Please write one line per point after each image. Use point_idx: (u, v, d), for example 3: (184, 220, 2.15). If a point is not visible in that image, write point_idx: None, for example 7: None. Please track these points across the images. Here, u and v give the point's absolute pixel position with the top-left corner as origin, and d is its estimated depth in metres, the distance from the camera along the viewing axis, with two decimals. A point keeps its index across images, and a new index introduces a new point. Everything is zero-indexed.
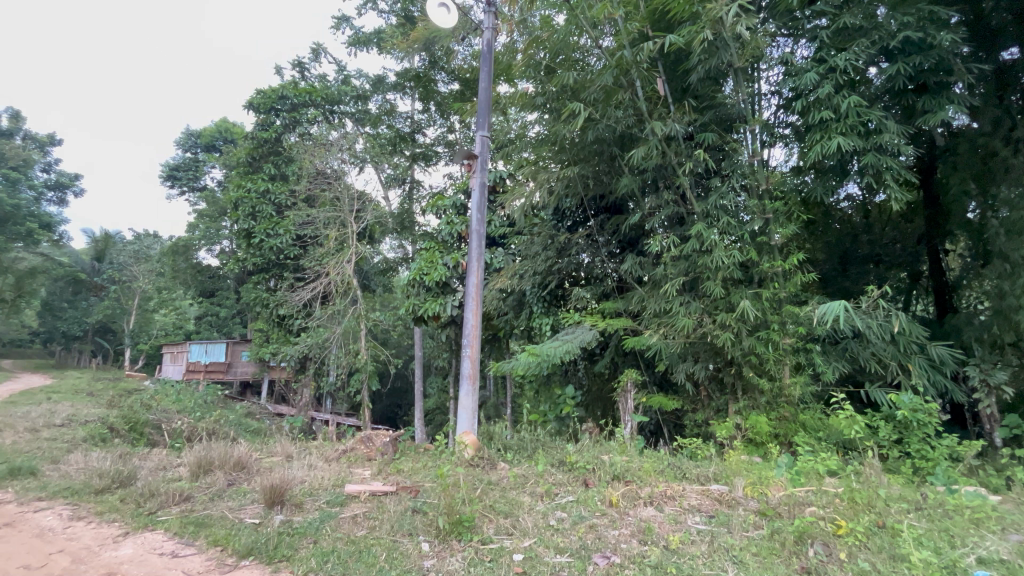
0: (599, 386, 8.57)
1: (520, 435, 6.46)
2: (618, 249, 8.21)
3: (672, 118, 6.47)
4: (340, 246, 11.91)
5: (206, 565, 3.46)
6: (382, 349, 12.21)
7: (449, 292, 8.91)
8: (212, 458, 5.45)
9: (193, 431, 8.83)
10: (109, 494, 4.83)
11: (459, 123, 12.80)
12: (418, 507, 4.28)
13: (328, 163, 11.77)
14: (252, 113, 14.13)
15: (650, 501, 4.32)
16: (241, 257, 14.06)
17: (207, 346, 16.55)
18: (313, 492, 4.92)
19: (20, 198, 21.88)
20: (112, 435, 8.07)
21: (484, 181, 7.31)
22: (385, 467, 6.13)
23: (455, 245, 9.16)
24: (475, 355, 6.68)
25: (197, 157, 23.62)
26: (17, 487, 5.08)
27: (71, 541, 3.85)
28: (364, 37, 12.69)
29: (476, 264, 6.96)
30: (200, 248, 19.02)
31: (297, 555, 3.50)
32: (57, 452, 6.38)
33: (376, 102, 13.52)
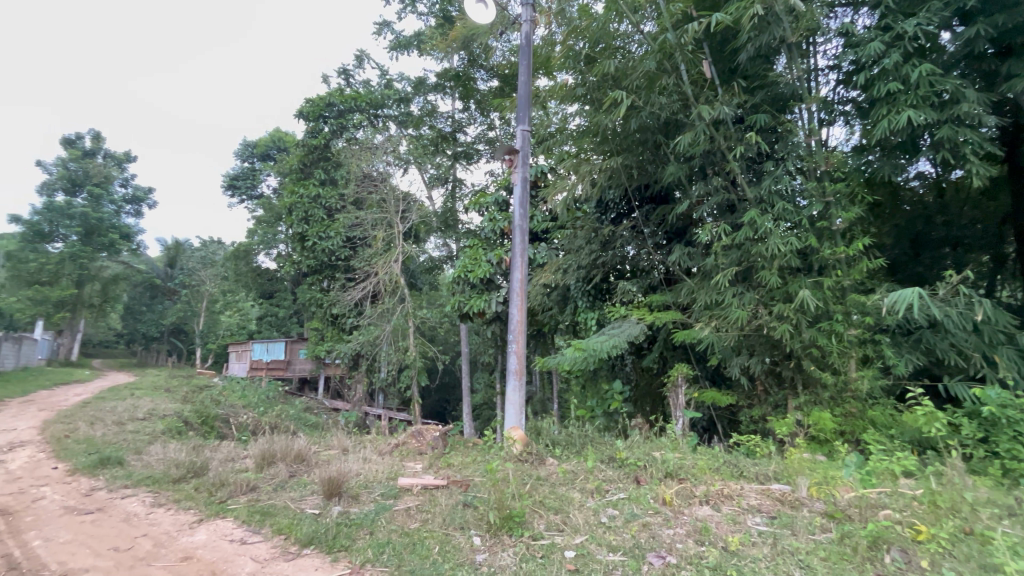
0: (648, 381, 8.35)
1: (567, 431, 6.42)
2: (665, 240, 7.94)
3: (719, 101, 6.18)
4: (387, 246, 12.28)
5: (272, 552, 3.65)
6: (429, 346, 12.48)
7: (493, 288, 8.95)
8: (274, 450, 5.75)
9: (257, 425, 9.41)
10: (185, 482, 5.21)
11: (499, 120, 12.77)
12: (468, 501, 4.34)
13: (374, 166, 12.15)
14: (303, 122, 14.76)
15: (706, 500, 4.16)
16: (297, 260, 14.75)
17: (268, 345, 17.53)
18: (368, 484, 5.09)
19: (103, 212, 23.96)
20: (187, 428, 8.72)
21: (526, 175, 7.28)
22: (435, 461, 6.28)
23: (498, 241, 9.18)
24: (521, 350, 6.68)
25: (254, 166, 24.95)
26: (109, 475, 5.58)
27: (153, 525, 4.18)
28: (405, 40, 12.91)
29: (520, 259, 6.95)
30: (259, 252, 20.13)
31: (354, 547, 3.62)
32: (141, 444, 6.96)
33: (417, 103, 13.63)
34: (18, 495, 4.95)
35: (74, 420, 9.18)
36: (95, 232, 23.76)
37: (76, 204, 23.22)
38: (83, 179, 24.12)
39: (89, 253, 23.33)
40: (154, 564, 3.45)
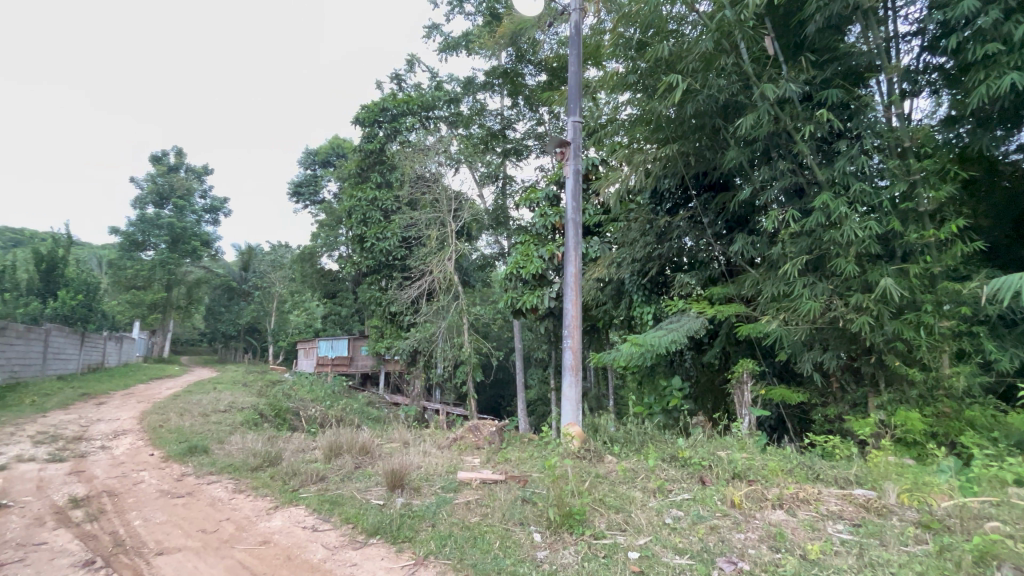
0: (709, 377, 7.99)
1: (626, 427, 6.26)
2: (725, 230, 7.55)
3: (785, 79, 5.77)
4: (441, 245, 12.55)
5: (341, 540, 3.81)
6: (484, 342, 12.66)
7: (546, 284, 8.89)
8: (341, 442, 6.04)
9: (324, 418, 9.94)
10: (262, 471, 5.59)
11: (549, 114, 12.44)
12: (527, 497, 4.35)
13: (427, 167, 12.49)
14: (359, 127, 15.33)
15: (779, 504, 3.92)
16: (356, 261, 15.37)
17: (333, 341, 18.49)
18: (429, 477, 5.22)
19: (186, 222, 26.13)
20: (263, 420, 9.34)
21: (578, 167, 7.15)
22: (493, 456, 6.35)
23: (550, 236, 9.08)
24: (576, 346, 6.59)
25: (316, 172, 26.27)
26: (196, 462, 6.08)
27: (235, 510, 4.49)
28: (453, 41, 13.06)
29: (574, 253, 6.85)
30: (322, 255, 21.14)
31: (417, 538, 3.71)
32: (222, 434, 7.54)
33: (467, 103, 13.55)
34: (121, 477, 5.49)
35: (167, 411, 10.09)
36: (180, 240, 25.94)
37: (164, 215, 25.49)
38: (169, 192, 26.34)
39: (176, 259, 25.60)
40: (237, 547, 3.71)
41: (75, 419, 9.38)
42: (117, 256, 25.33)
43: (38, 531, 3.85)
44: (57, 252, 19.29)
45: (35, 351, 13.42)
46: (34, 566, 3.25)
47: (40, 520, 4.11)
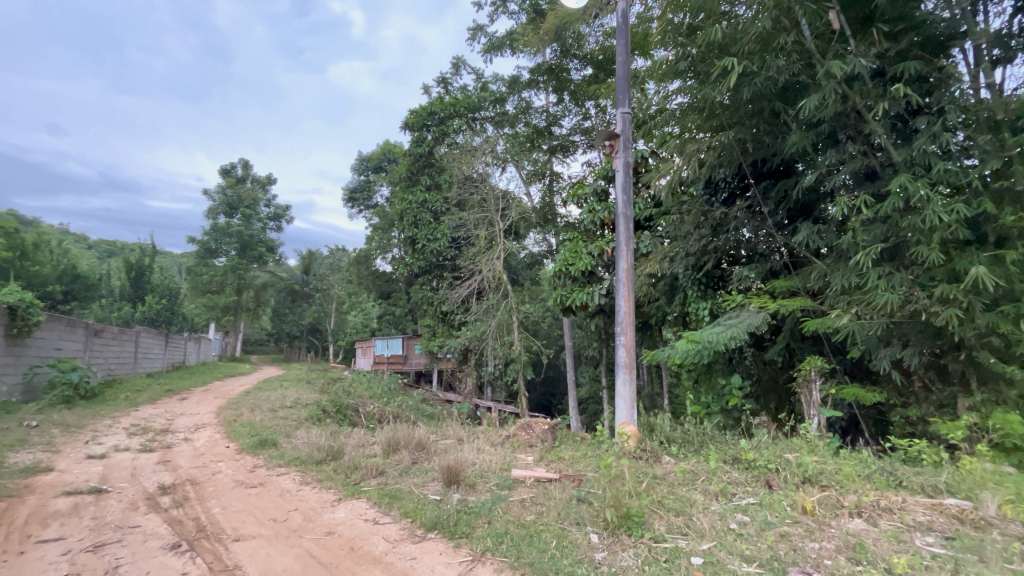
0: (772, 376, 7.56)
1: (684, 427, 6.04)
2: (787, 220, 7.10)
3: (853, 54, 5.34)
4: (489, 245, 12.69)
5: (401, 534, 3.92)
6: (534, 340, 12.65)
7: (596, 280, 8.72)
8: (398, 438, 6.24)
9: (382, 414, 10.32)
10: (326, 464, 5.88)
11: (596, 107, 12.05)
12: (582, 496, 4.30)
13: (474, 168, 12.69)
14: (409, 132, 15.75)
15: (857, 512, 3.64)
16: (408, 262, 15.79)
17: (388, 341, 19.18)
18: (484, 474, 5.28)
19: (253, 229, 27.93)
20: (325, 416, 9.82)
21: (628, 160, 6.97)
22: (546, 454, 6.33)
23: (599, 232, 8.90)
24: (630, 343, 6.44)
25: (369, 178, 27.24)
26: (266, 455, 6.46)
27: (303, 501, 4.73)
28: (498, 41, 13.09)
29: (625, 248, 6.70)
30: (377, 257, 21.90)
31: (475, 535, 3.76)
32: (289, 428, 7.98)
33: (511, 103, 13.23)
34: (202, 468, 5.94)
35: (239, 406, 10.83)
36: (248, 247, 27.76)
37: (234, 223, 27.36)
38: (236, 202, 28.10)
39: (245, 265, 27.44)
40: (305, 536, 3.90)
41: (162, 413, 10.27)
42: (194, 263, 27.52)
43: (133, 515, 4.23)
44: (144, 260, 21.25)
45: (128, 350, 14.84)
46: (131, 547, 3.58)
47: (134, 504, 4.52)
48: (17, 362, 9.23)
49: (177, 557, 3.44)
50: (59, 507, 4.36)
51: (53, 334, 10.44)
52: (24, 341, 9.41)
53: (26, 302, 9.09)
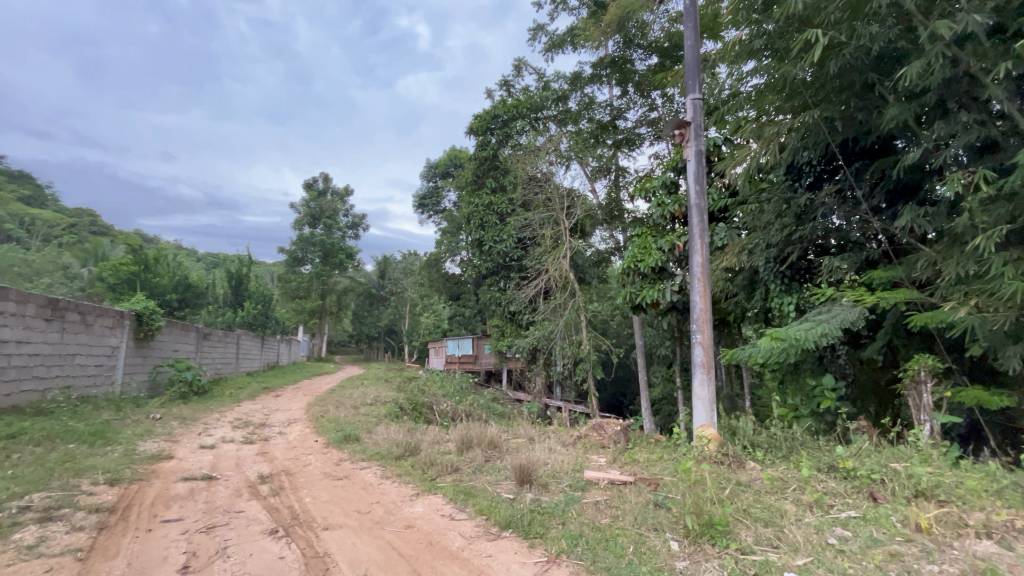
0: (872, 376, 6.85)
1: (769, 431, 5.63)
2: (885, 203, 6.39)
3: (964, 11, 4.70)
4: (555, 244, 12.65)
5: (476, 530, 3.99)
6: (603, 339, 12.41)
7: (667, 277, 8.37)
8: (471, 436, 6.39)
9: (455, 412, 10.62)
10: (404, 459, 6.15)
11: (663, 97, 11.59)
12: (659, 501, 4.14)
13: (538, 168, 12.70)
14: (473, 137, 16.07)
15: (985, 533, 3.19)
16: (476, 264, 16.10)
17: (459, 341, 19.69)
18: (556, 474, 5.26)
19: (334, 238, 29.91)
20: (402, 413, 10.27)
21: (700, 149, 6.63)
22: (620, 457, 6.19)
23: (669, 226, 8.54)
24: (707, 341, 6.13)
25: (436, 183, 28.12)
26: (350, 450, 6.86)
27: (383, 494, 4.98)
28: (559, 39, 12.96)
29: (699, 241, 6.37)
30: (446, 261, 22.56)
31: (549, 536, 3.74)
32: (370, 425, 8.44)
33: (574, 99, 12.99)
34: (295, 460, 6.45)
35: (326, 403, 11.63)
36: (330, 254, 29.76)
37: (317, 233, 29.46)
38: (319, 213, 30.16)
39: (327, 271, 29.46)
40: (386, 528, 4.09)
41: (260, 409, 11.28)
42: (284, 271, 29.97)
43: (238, 501, 4.67)
44: (242, 270, 23.53)
45: (231, 352, 16.47)
46: (236, 530, 3.95)
47: (239, 491, 4.99)
48: (144, 362, 10.54)
49: (275, 542, 3.74)
50: (178, 491, 4.92)
51: (171, 338, 11.82)
52: (149, 344, 10.74)
53: (150, 310, 10.38)
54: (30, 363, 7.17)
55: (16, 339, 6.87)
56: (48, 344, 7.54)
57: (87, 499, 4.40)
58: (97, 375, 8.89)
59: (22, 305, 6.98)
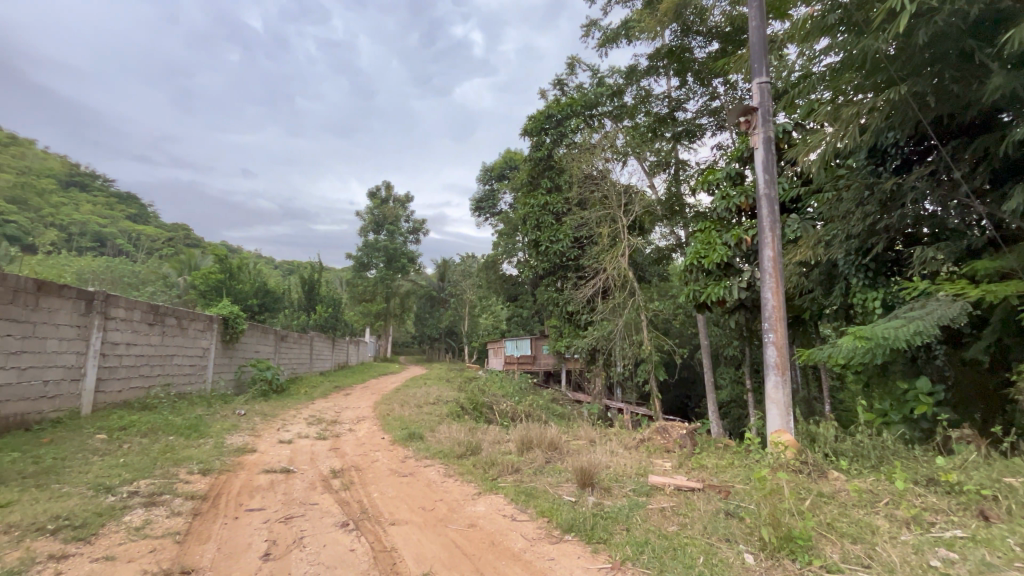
0: (976, 379, 6.10)
1: (855, 439, 5.17)
2: (990, 185, 5.67)
3: None
4: (613, 242, 12.40)
5: (539, 532, 3.97)
6: (665, 339, 11.99)
7: (734, 273, 7.92)
8: (531, 436, 6.38)
9: (515, 413, 10.68)
10: (466, 458, 6.27)
11: (725, 84, 11.02)
12: (731, 511, 3.93)
13: (594, 166, 12.50)
14: (528, 138, 16.10)
15: None
16: (533, 264, 16.09)
17: (518, 342, 19.79)
18: (619, 478, 5.13)
19: (396, 243, 31.10)
20: (463, 412, 10.47)
21: (769, 135, 6.22)
22: (686, 462, 5.95)
23: (735, 220, 8.09)
24: (780, 341, 5.74)
25: (492, 186, 28.44)
26: (414, 447, 7.09)
27: (447, 492, 5.09)
28: (613, 33, 12.68)
29: (770, 235, 5.98)
30: (504, 262, 22.77)
31: (613, 541, 3.65)
32: (432, 423, 8.68)
33: (630, 93, 12.64)
34: (364, 456, 6.75)
35: (391, 402, 12.10)
36: (393, 259, 30.97)
37: (381, 239, 30.76)
38: (382, 220, 31.45)
39: (391, 275, 30.68)
40: (450, 526, 4.18)
41: (332, 406, 11.91)
42: (352, 276, 31.55)
43: (313, 494, 4.95)
44: (314, 275, 25.06)
45: (306, 352, 17.58)
46: (311, 521, 4.18)
47: (313, 484, 5.29)
48: (230, 362, 11.49)
49: (346, 535, 3.91)
50: (261, 482, 5.30)
51: (253, 340, 12.80)
52: (234, 346, 11.69)
53: (234, 314, 11.30)
54: (137, 362, 8.03)
55: (126, 341, 7.71)
56: (151, 345, 8.41)
57: (184, 486, 4.85)
58: (192, 373, 9.80)
59: (130, 310, 7.81)
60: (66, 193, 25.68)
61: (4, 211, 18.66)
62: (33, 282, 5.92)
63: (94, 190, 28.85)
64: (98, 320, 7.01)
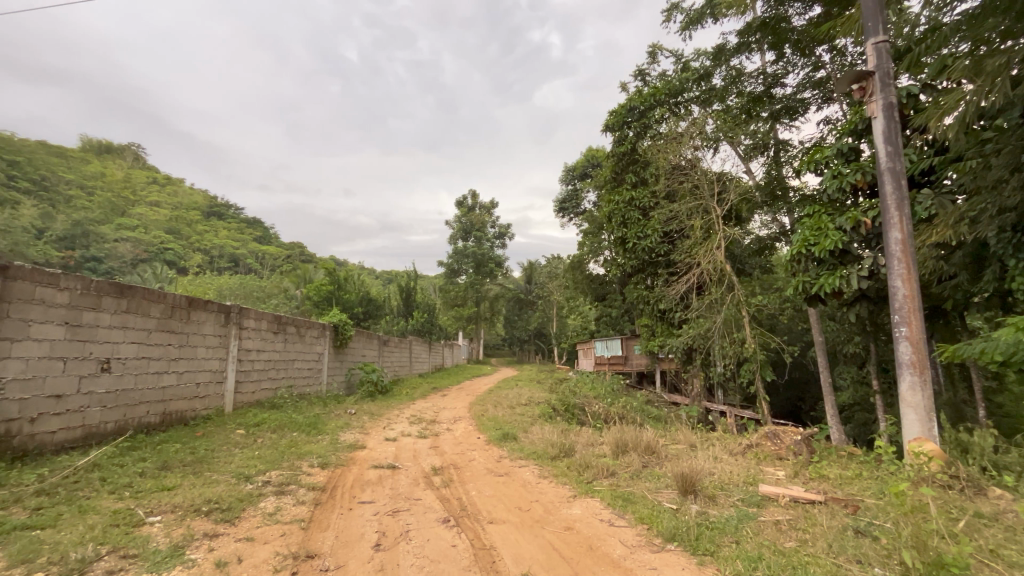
0: None
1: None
2: None
3: None
4: (707, 234, 11.66)
5: (638, 539, 3.83)
6: (771, 336, 11.00)
7: (852, 260, 7.04)
8: (626, 440, 6.20)
9: (608, 415, 10.43)
10: (560, 459, 6.26)
11: (830, 51, 9.87)
12: (862, 529, 3.50)
13: (682, 155, 11.89)
14: (610, 134, 15.69)
15: None
16: (620, 262, 15.61)
17: (608, 342, 19.35)
18: (725, 486, 4.80)
19: (484, 249, 32.00)
20: (555, 414, 10.47)
21: (891, 101, 5.45)
22: (803, 472, 5.41)
23: (850, 201, 7.19)
24: (915, 336, 5.00)
25: (576, 186, 28.17)
26: (509, 448, 7.22)
27: (542, 494, 5.10)
28: (696, 14, 11.95)
29: (897, 214, 5.25)
30: (590, 261, 22.38)
31: (721, 554, 3.41)
32: (525, 424, 8.78)
33: (718, 75, 11.80)
34: (461, 455, 7.01)
35: (484, 403, 12.44)
36: (482, 264, 31.96)
37: (469, 246, 31.86)
38: (469, 227, 32.52)
39: (480, 280, 31.70)
40: (547, 528, 4.18)
41: (430, 407, 12.55)
42: (444, 283, 33.06)
43: (416, 490, 5.25)
44: (410, 283, 26.64)
45: (405, 356, 18.73)
46: (416, 516, 4.42)
47: (417, 480, 5.61)
48: (341, 365, 12.61)
49: (448, 530, 4.09)
50: (370, 476, 5.74)
51: (360, 344, 13.93)
52: (343, 351, 12.77)
53: (342, 322, 12.33)
54: (266, 366, 9.11)
55: (256, 347, 8.78)
56: (276, 351, 9.48)
57: (307, 478, 5.40)
58: (310, 375, 10.89)
59: (259, 320, 8.88)
60: (207, 222, 30.03)
61: (164, 243, 22.40)
62: (185, 298, 6.92)
63: (228, 219, 33.43)
64: (234, 329, 8.04)
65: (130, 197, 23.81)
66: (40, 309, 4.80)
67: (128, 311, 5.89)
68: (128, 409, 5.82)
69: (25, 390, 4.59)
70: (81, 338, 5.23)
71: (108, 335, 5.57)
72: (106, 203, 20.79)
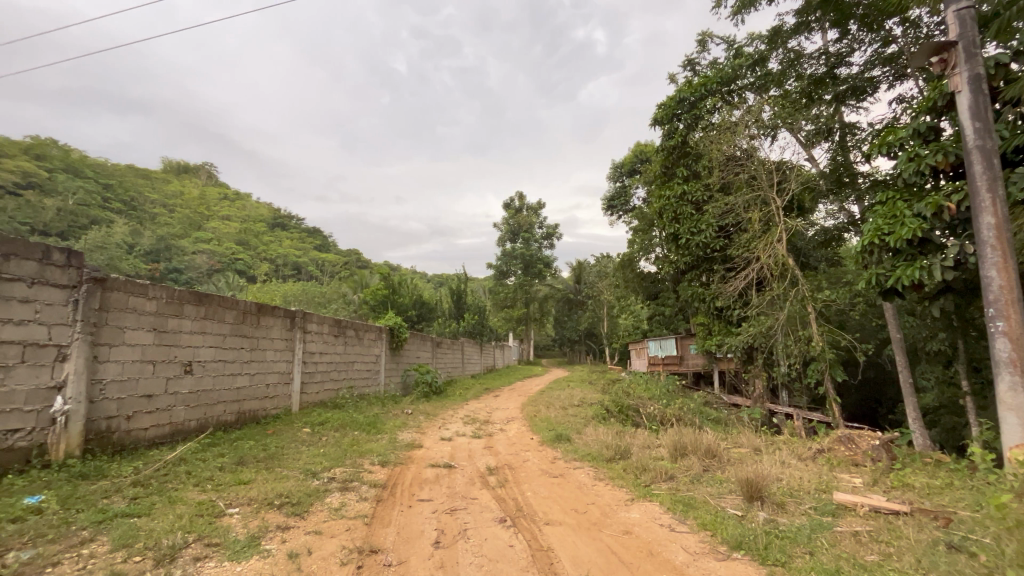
0: None
1: None
2: None
3: None
4: (766, 227, 11.09)
5: (702, 546, 3.69)
6: (841, 334, 10.28)
7: (934, 249, 6.44)
8: (685, 443, 5.98)
9: (664, 416, 10.13)
10: (616, 462, 6.14)
11: (902, 24, 9.10)
12: (954, 543, 3.20)
13: (737, 146, 11.41)
14: (659, 128, 15.23)
15: None
16: (673, 259, 15.12)
17: (662, 341, 18.78)
18: (794, 493, 4.52)
19: (532, 250, 31.99)
20: (609, 415, 10.29)
21: (978, 72, 4.94)
22: (884, 480, 5.00)
23: (930, 184, 6.58)
24: (1014, 331, 4.50)
25: (624, 182, 27.62)
26: (563, 449, 7.18)
27: (598, 496, 5.02)
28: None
29: (988, 197, 4.75)
30: (641, 259, 21.82)
31: (793, 565, 3.23)
32: (578, 425, 8.69)
33: (774, 59, 11.10)
34: (515, 455, 7.04)
35: (536, 404, 12.44)
36: (531, 265, 31.97)
37: (517, 248, 31.98)
38: (517, 229, 32.59)
39: (529, 281, 31.74)
40: (604, 531, 4.11)
41: (483, 407, 12.70)
42: (493, 285, 33.37)
43: (472, 489, 5.33)
44: (460, 286, 27.12)
45: (457, 357, 19.07)
46: (473, 514, 4.49)
47: (472, 480, 5.70)
48: (397, 366, 13.01)
49: (504, 530, 4.12)
50: (428, 475, 5.88)
51: (414, 346, 14.32)
52: (398, 354, 13.16)
53: (396, 325, 12.72)
54: (328, 368, 9.57)
55: (319, 350, 9.25)
56: (337, 353, 9.94)
57: (368, 475, 5.62)
58: (368, 376, 11.32)
59: (321, 324, 9.34)
60: (272, 233, 32.00)
61: (235, 254, 24.09)
62: (255, 305, 7.39)
63: (291, 229, 35.45)
64: (299, 333, 8.50)
65: (204, 213, 26.02)
66: (133, 317, 5.27)
67: (206, 317, 6.38)
68: (207, 408, 6.30)
69: (122, 391, 5.07)
70: (167, 343, 5.72)
71: (190, 339, 6.07)
72: (184, 220, 22.73)
